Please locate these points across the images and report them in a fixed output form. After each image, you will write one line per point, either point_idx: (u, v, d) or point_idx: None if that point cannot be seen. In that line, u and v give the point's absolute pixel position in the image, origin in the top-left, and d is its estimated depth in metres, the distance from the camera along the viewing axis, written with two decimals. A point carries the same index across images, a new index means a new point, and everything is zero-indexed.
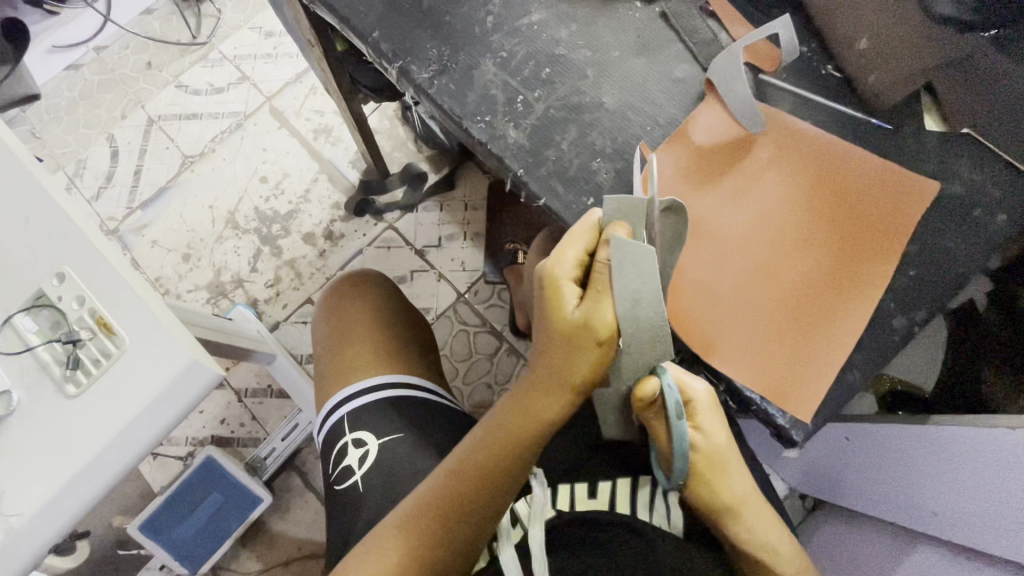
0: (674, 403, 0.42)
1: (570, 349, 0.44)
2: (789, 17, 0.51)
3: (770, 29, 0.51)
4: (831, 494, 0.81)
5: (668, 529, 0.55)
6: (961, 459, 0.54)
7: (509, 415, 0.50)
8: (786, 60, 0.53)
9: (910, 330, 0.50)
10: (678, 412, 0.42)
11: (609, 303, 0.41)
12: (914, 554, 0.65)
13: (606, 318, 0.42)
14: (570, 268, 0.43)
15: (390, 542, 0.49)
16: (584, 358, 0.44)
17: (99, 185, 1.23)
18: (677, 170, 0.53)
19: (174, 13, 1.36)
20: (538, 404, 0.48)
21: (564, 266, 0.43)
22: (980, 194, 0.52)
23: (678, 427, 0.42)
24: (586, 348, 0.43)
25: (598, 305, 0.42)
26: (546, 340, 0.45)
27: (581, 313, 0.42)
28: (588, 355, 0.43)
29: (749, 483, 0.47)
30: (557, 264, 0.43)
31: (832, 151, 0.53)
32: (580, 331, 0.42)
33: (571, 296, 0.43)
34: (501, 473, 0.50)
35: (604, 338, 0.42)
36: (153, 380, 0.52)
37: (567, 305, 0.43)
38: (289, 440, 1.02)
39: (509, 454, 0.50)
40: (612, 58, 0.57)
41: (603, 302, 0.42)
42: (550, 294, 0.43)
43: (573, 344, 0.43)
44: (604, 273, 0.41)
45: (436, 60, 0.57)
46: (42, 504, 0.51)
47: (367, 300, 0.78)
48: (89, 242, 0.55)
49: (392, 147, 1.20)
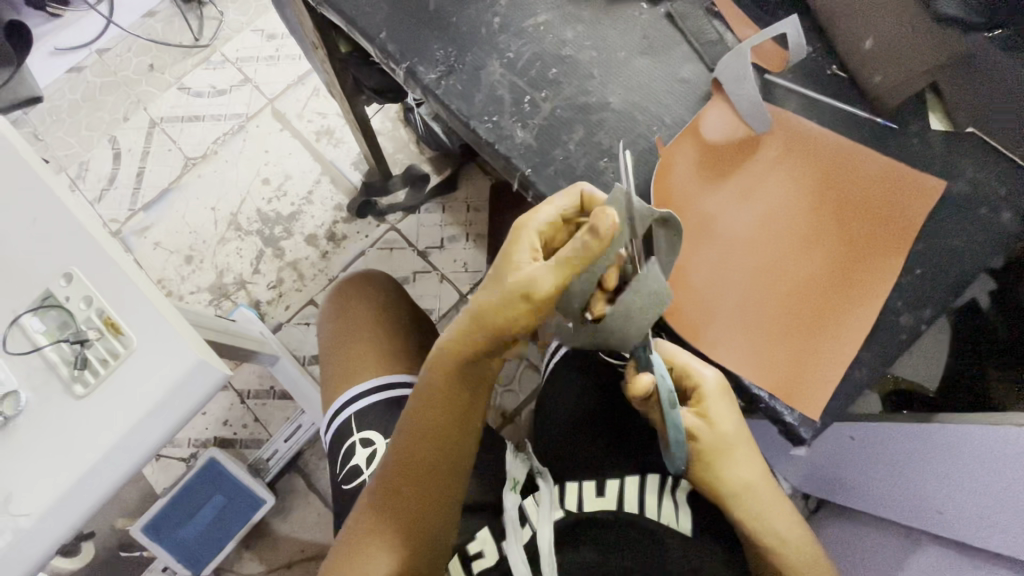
0: (667, 393, 0.42)
1: (497, 301, 0.42)
2: (795, 16, 0.51)
3: (778, 29, 0.51)
4: (837, 495, 0.81)
5: (677, 527, 0.54)
6: (965, 456, 0.54)
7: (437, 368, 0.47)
8: (791, 61, 0.54)
9: (917, 328, 0.50)
10: (672, 401, 0.43)
11: (559, 275, 0.40)
12: (921, 552, 0.65)
13: (545, 284, 0.40)
14: (541, 224, 0.44)
15: (369, 523, 0.50)
16: (507, 313, 0.41)
17: (102, 187, 1.24)
18: (682, 168, 0.53)
19: (175, 16, 1.37)
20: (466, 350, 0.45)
21: (537, 221, 0.44)
22: (985, 192, 0.52)
23: (671, 416, 0.43)
24: (515, 307, 0.41)
25: (543, 272, 0.40)
26: (491, 279, 0.44)
27: (529, 273, 0.41)
28: (514, 311, 0.41)
29: (764, 476, 0.47)
30: (533, 217, 0.44)
31: (838, 153, 0.53)
32: (518, 284, 0.41)
33: (530, 255, 0.43)
34: (442, 432, 0.48)
35: (535, 301, 0.40)
36: (162, 380, 0.52)
37: (522, 261, 0.43)
38: (292, 441, 1.02)
39: (448, 408, 0.48)
40: (619, 58, 0.57)
41: (553, 271, 0.40)
42: (511, 243, 0.44)
43: (502, 297, 0.41)
44: (571, 250, 0.39)
45: (443, 61, 0.57)
46: (51, 504, 0.51)
47: (371, 300, 0.78)
48: (97, 242, 0.55)
49: (395, 148, 1.20)
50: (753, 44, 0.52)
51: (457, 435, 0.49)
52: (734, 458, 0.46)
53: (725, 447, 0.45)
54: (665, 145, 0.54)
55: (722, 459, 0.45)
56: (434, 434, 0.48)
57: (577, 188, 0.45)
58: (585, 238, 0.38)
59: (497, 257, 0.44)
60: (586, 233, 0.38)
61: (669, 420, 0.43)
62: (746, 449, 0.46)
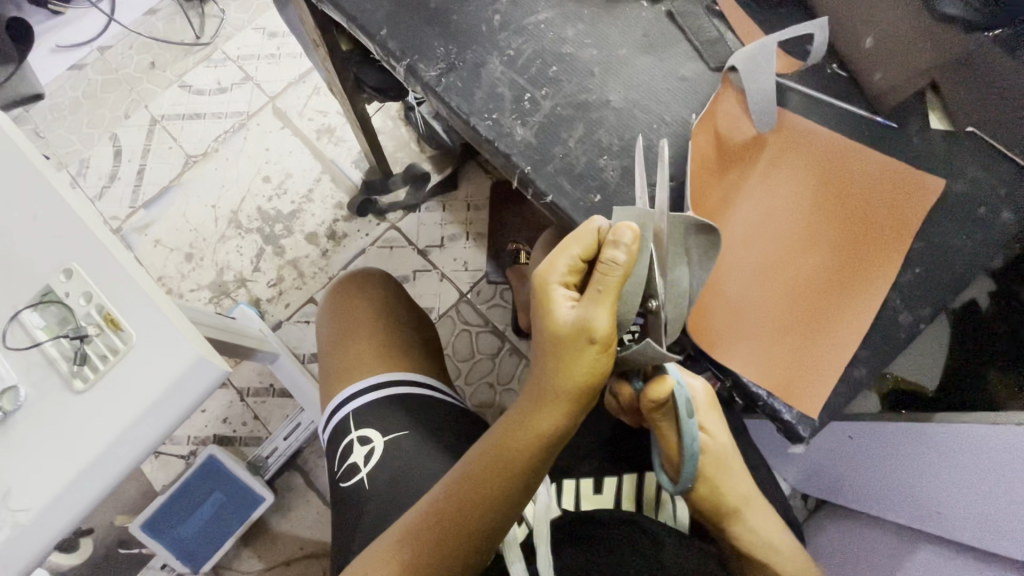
0: (684, 400, 0.43)
1: (564, 354, 0.42)
2: (824, 18, 0.51)
3: (806, 29, 0.50)
4: (839, 496, 0.81)
5: (675, 526, 0.56)
6: (964, 456, 0.55)
7: (505, 427, 0.47)
8: (812, 62, 0.53)
9: (916, 327, 0.50)
10: (688, 409, 0.43)
11: (608, 303, 0.40)
12: (916, 553, 0.64)
13: (602, 319, 0.40)
14: (562, 271, 0.43)
15: (386, 556, 0.45)
16: (583, 360, 0.41)
17: (103, 184, 1.24)
18: (696, 155, 0.53)
19: (177, 13, 1.37)
20: (539, 414, 0.45)
21: (556, 268, 0.43)
22: (982, 191, 0.53)
23: (689, 425, 0.44)
24: (580, 348, 0.41)
25: (591, 305, 0.40)
26: (541, 331, 0.43)
27: (575, 314, 0.40)
28: (588, 357, 0.41)
29: (750, 483, 0.50)
30: (550, 268, 0.43)
31: (844, 155, 0.53)
32: (575, 328, 0.40)
33: (565, 301, 0.42)
34: (496, 489, 0.46)
35: (598, 339, 0.40)
36: (161, 376, 0.52)
37: (560, 308, 0.42)
38: (291, 440, 1.02)
39: (511, 469, 0.46)
40: (619, 56, 0.57)
41: (600, 303, 0.40)
42: (543, 296, 0.43)
43: (568, 348, 0.41)
44: (610, 276, 0.39)
45: (444, 58, 0.57)
46: (46, 503, 0.51)
47: (368, 298, 0.78)
48: (95, 237, 0.55)
49: (396, 147, 1.20)
50: (777, 42, 0.50)
51: (513, 499, 0.46)
52: (729, 470, 0.49)
53: (720, 459, 0.48)
54: (682, 135, 0.54)
55: (718, 471, 0.48)
56: (489, 492, 0.46)
57: (591, 226, 0.42)
58: (617, 257, 0.39)
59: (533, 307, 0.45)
60: (614, 253, 0.39)
61: (686, 430, 0.44)
62: (737, 463, 0.49)
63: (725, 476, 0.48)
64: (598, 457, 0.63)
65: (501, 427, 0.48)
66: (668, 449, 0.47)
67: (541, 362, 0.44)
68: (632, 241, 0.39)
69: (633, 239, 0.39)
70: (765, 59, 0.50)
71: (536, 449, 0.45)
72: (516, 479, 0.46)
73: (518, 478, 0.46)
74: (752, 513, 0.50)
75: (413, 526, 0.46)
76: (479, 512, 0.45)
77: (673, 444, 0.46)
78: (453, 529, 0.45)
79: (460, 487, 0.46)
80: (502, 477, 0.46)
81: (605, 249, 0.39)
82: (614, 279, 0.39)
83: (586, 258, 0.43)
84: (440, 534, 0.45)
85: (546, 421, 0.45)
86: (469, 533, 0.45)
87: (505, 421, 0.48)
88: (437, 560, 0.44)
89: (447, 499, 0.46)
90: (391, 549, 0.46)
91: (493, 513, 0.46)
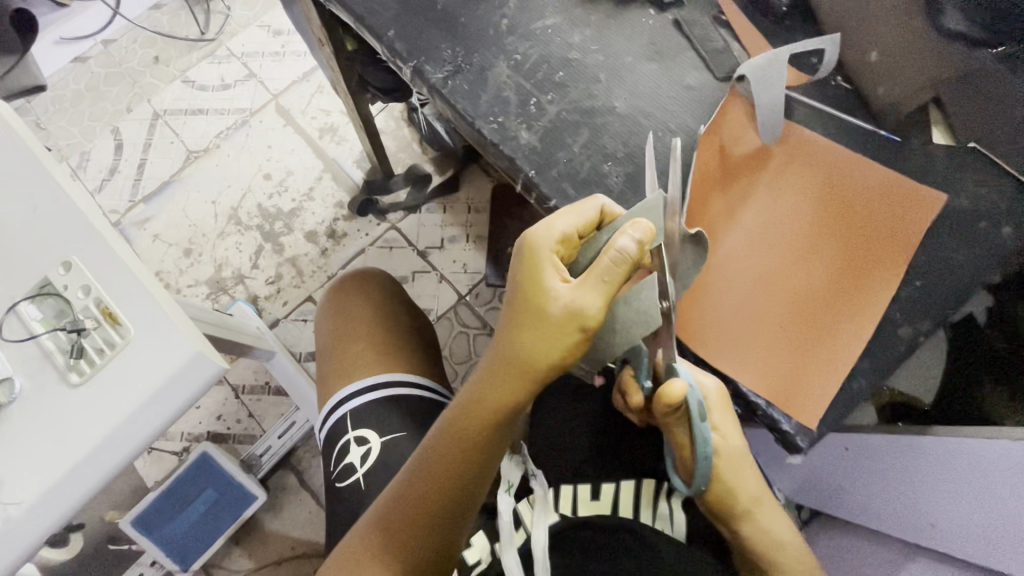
0: (697, 402, 0.43)
1: (543, 331, 0.41)
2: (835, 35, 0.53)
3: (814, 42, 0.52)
4: (829, 506, 0.81)
5: (671, 532, 0.56)
6: (960, 469, 0.55)
7: (462, 405, 0.48)
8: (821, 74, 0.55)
9: (915, 339, 0.50)
10: (701, 411, 0.43)
11: (603, 292, 0.39)
12: (909, 565, 0.64)
13: (592, 306, 0.39)
14: (553, 240, 0.42)
15: (368, 544, 0.48)
16: (563, 342, 0.41)
17: (102, 178, 1.23)
18: (698, 168, 0.54)
19: (183, 9, 1.36)
20: (496, 389, 0.45)
21: (548, 236, 0.42)
22: (984, 207, 0.53)
23: (702, 427, 0.44)
24: (563, 329, 0.40)
25: (586, 291, 0.39)
26: (518, 299, 0.42)
27: (566, 296, 0.40)
28: (568, 340, 0.41)
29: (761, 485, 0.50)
30: (543, 234, 0.42)
31: (846, 169, 0.53)
32: (564, 308, 0.40)
33: (556, 275, 0.41)
34: (457, 471, 0.48)
35: (589, 326, 0.40)
36: (157, 370, 0.52)
37: (548, 281, 0.41)
38: (285, 439, 1.01)
39: (469, 449, 0.47)
40: (625, 63, 0.57)
41: (595, 290, 0.39)
42: (529, 264, 0.42)
43: (547, 327, 0.41)
44: (616, 267, 0.38)
45: (450, 61, 0.57)
46: (40, 494, 0.50)
47: (367, 297, 0.78)
48: (95, 232, 0.55)
49: (398, 147, 1.21)
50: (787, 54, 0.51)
51: (475, 474, 0.49)
52: (738, 472, 0.49)
53: (727, 464, 0.48)
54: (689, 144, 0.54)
55: (727, 474, 0.48)
56: (454, 474, 0.48)
57: (595, 204, 0.44)
58: (626, 246, 0.38)
59: (512, 270, 0.44)
60: (624, 241, 0.38)
61: (698, 431, 0.44)
62: (749, 463, 0.49)
63: (733, 478, 0.48)
64: (594, 462, 0.63)
65: (459, 403, 0.48)
66: (680, 446, 0.48)
67: (507, 331, 0.43)
68: (645, 234, 0.39)
69: (649, 236, 0.39)
70: (777, 69, 0.51)
71: (492, 427, 0.46)
72: (473, 458, 0.48)
73: (477, 459, 0.48)
74: (749, 523, 0.50)
75: (387, 511, 0.49)
76: (442, 494, 0.48)
77: (684, 441, 0.47)
78: (424, 513, 0.48)
79: (425, 469, 0.49)
80: (458, 455, 0.48)
81: (617, 236, 0.38)
82: (620, 271, 0.39)
83: (581, 234, 0.43)
84: (411, 519, 0.48)
85: (502, 399, 0.45)
86: (442, 517, 0.48)
87: (463, 396, 0.48)
88: (413, 540, 0.48)
89: (413, 484, 0.49)
90: (374, 534, 0.49)
91: (454, 491, 0.48)
